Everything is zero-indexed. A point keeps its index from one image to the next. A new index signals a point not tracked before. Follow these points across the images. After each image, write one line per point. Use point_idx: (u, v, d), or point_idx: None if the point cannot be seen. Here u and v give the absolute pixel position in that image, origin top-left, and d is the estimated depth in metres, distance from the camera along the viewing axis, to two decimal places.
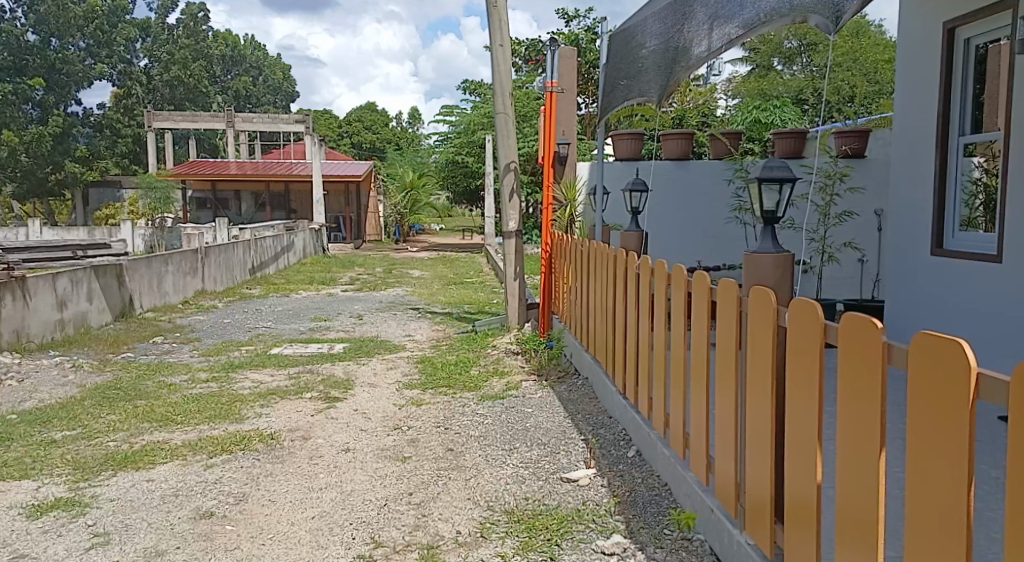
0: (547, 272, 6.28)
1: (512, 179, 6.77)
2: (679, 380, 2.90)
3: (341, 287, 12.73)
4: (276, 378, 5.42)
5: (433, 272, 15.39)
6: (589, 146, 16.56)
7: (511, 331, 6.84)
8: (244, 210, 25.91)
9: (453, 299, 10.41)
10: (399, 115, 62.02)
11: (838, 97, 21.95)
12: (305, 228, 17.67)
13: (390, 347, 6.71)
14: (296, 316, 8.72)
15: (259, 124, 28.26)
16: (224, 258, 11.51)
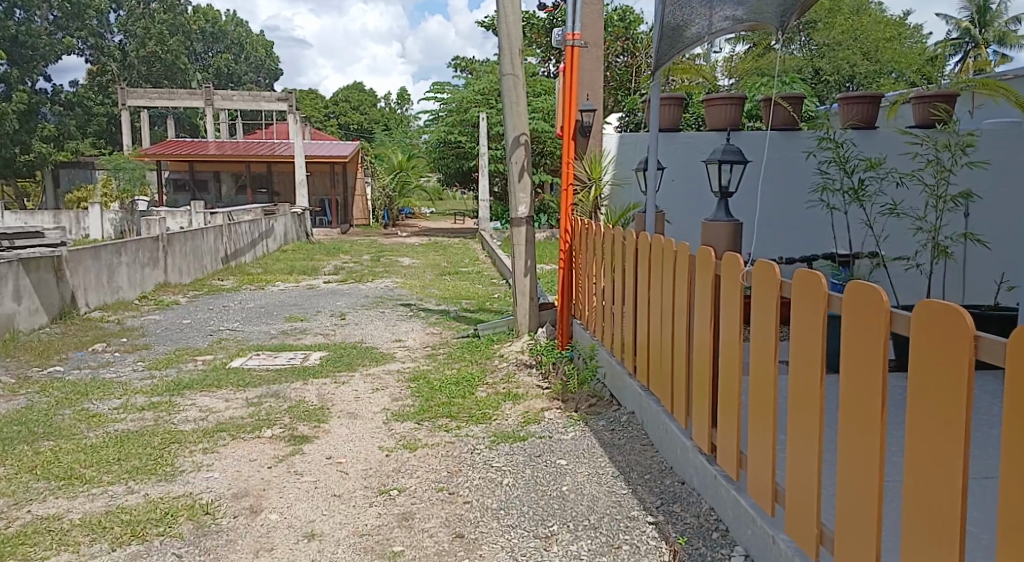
0: (566, 269, 5.13)
1: (522, 155, 5.64)
2: (871, 453, 1.82)
3: (324, 276, 11.62)
4: (232, 405, 4.31)
5: (424, 260, 14.29)
6: None
7: (520, 338, 5.75)
8: (224, 193, 24.64)
9: (448, 292, 9.30)
10: (387, 95, 60.46)
11: (840, 77, 20.91)
12: (287, 212, 16.46)
13: (377, 358, 5.60)
14: (268, 314, 7.59)
15: (239, 102, 26.90)
16: (192, 246, 10.34)
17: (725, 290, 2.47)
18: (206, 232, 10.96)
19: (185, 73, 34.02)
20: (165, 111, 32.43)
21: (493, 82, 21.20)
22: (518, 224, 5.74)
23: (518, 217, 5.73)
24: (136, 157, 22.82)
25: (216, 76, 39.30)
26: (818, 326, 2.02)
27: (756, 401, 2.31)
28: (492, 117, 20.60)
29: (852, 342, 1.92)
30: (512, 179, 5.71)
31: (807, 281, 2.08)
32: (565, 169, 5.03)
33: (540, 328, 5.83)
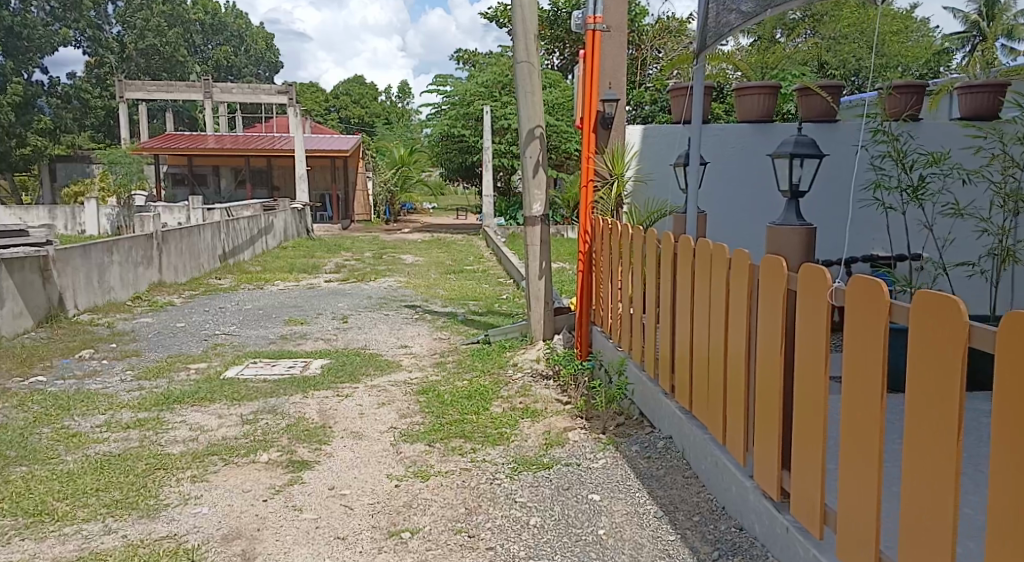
0: (585, 272, 4.77)
1: (537, 149, 5.26)
2: None
3: (325, 275, 11.26)
4: (226, 422, 3.95)
5: (428, 257, 13.92)
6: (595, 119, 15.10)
7: (534, 345, 5.40)
8: (223, 188, 24.25)
9: (454, 292, 8.94)
10: (388, 89, 60.01)
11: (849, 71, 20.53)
12: (287, 207, 16.09)
13: (381, 368, 5.24)
14: (267, 316, 7.23)
15: (238, 95, 26.48)
16: (188, 244, 9.97)
17: (806, 312, 2.11)
18: (203, 228, 10.59)
19: (184, 66, 33.59)
20: (164, 104, 32.02)
21: (497, 75, 20.80)
22: (531, 224, 5.38)
23: (532, 216, 5.37)
24: (134, 151, 22.42)
25: (215, 69, 38.87)
26: (954, 369, 1.66)
27: (848, 442, 1.97)
28: (496, 110, 20.21)
29: (1011, 391, 1.56)
30: (526, 174, 5.34)
31: (931, 302, 1.74)
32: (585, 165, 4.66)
33: (556, 336, 5.49)
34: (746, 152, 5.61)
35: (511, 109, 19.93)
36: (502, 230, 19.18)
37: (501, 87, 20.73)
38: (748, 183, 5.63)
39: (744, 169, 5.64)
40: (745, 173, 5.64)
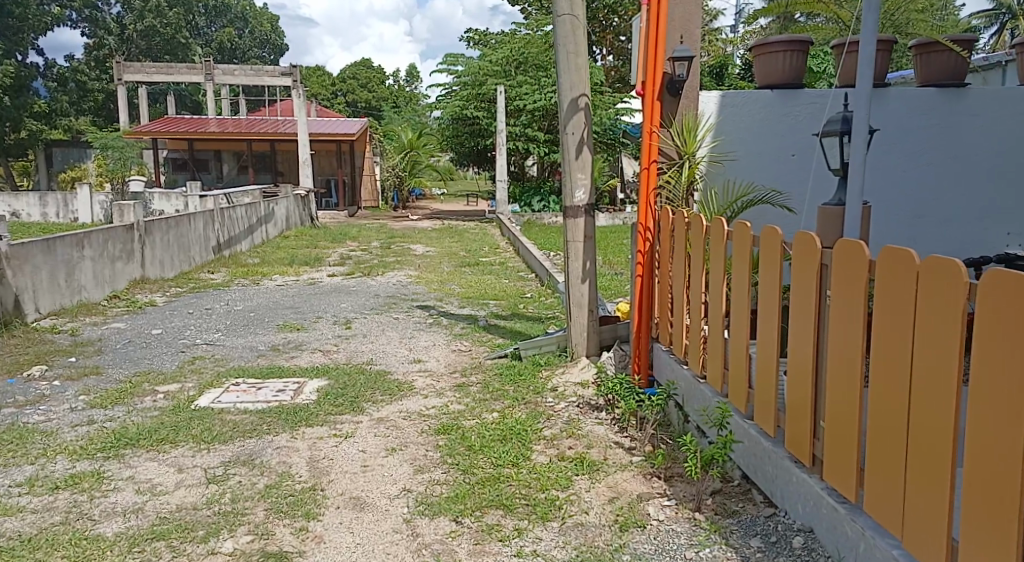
0: (645, 276, 3.81)
1: (582, 123, 4.28)
2: None
3: (328, 267, 10.32)
4: (186, 481, 2.99)
5: (439, 247, 12.97)
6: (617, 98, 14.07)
7: (577, 363, 4.45)
8: (226, 173, 23.35)
9: (471, 289, 7.96)
10: (396, 73, 58.89)
11: None
12: (290, 194, 15.15)
13: (390, 392, 4.29)
14: (258, 320, 6.28)
15: (240, 77, 25.43)
16: (177, 235, 9.02)
17: None
18: (194, 218, 9.64)
19: (186, 47, 32.61)
20: (166, 87, 31.05)
21: (510, 53, 19.83)
22: (573, 216, 4.42)
23: (575, 207, 4.40)
24: (130, 135, 21.47)
25: (218, 51, 37.90)
26: None
27: None
28: (509, 91, 19.22)
29: None
30: (567, 156, 4.36)
31: None
32: (647, 142, 3.65)
33: (603, 352, 4.52)
34: (892, 139, 4.68)
35: (525, 89, 18.93)
36: (515, 217, 18.19)
37: (514, 64, 19.81)
38: (896, 177, 4.70)
39: (891, 159, 4.70)
40: (893, 165, 4.70)
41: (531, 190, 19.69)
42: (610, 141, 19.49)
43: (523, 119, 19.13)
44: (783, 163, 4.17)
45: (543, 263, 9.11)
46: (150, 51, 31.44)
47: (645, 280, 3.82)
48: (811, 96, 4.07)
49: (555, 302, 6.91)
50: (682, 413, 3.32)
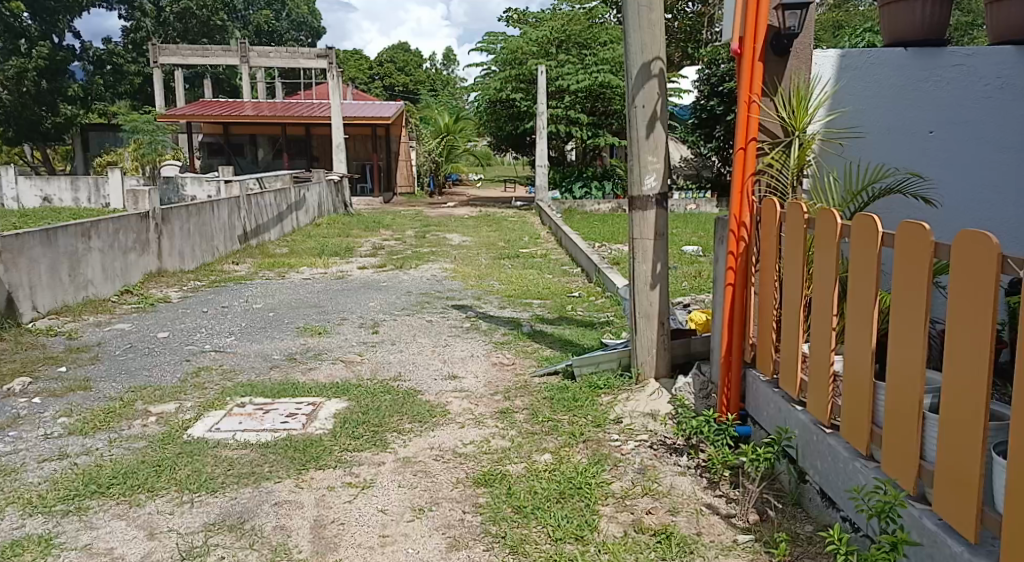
0: (736, 287, 3.09)
1: (656, 94, 3.52)
2: None
3: (359, 258, 9.70)
4: (154, 554, 2.33)
5: (477, 236, 12.35)
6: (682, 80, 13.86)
7: (645, 386, 3.71)
8: (261, 158, 22.96)
9: (512, 286, 7.26)
10: (433, 56, 58.23)
11: None
12: (322, 178, 14.55)
13: (420, 419, 3.60)
14: (277, 321, 5.64)
15: (276, 59, 24.93)
16: (199, 223, 8.43)
17: None
18: (217, 205, 9.05)
19: (222, 30, 32.35)
20: (202, 70, 30.78)
21: (552, 31, 19.01)
22: (641, 208, 3.67)
23: (644, 197, 3.65)
24: (164, 118, 21.12)
25: (255, 34, 37.60)
26: None
27: None
28: (551, 71, 18.40)
29: None
30: (634, 134, 3.61)
31: None
32: (743, 116, 2.93)
33: (675, 374, 3.77)
34: None
35: (568, 70, 18.12)
36: (555, 204, 17.44)
37: (556, 43, 19.03)
38: None
39: None
40: None
41: (573, 175, 18.88)
42: None
43: (565, 100, 18.32)
44: (920, 145, 3.21)
45: (591, 256, 8.36)
46: (187, 34, 31.19)
47: (737, 291, 3.10)
48: (956, 55, 3.13)
49: (608, 303, 6.14)
50: (797, 472, 2.59)
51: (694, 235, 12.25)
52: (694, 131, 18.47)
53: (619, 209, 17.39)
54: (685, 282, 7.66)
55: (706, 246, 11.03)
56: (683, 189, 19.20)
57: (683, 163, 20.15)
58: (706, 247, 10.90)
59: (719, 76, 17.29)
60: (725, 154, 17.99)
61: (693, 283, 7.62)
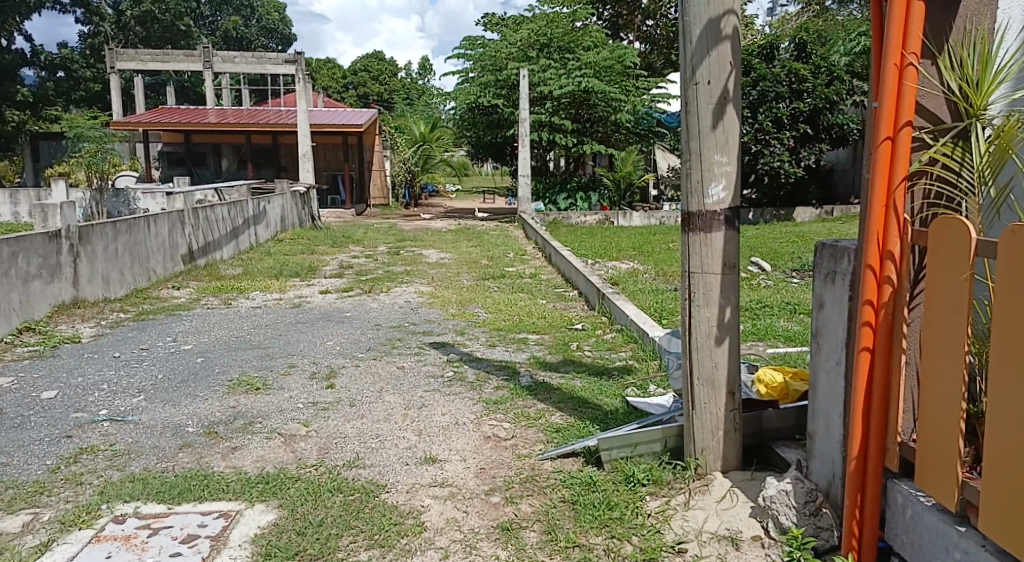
0: (876, 353, 2.01)
1: (727, 62, 2.45)
2: None
3: (324, 280, 8.55)
4: None
5: (456, 252, 11.28)
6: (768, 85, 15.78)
7: (708, 485, 2.58)
8: (225, 168, 21.68)
9: (501, 316, 6.15)
10: (407, 66, 57.15)
11: None
12: (286, 189, 13.33)
13: (380, 544, 2.44)
14: (206, 371, 4.44)
15: (242, 64, 23.65)
16: (130, 242, 7.20)
17: None
18: (155, 220, 7.83)
19: (187, 35, 31.03)
20: (166, 77, 29.41)
21: (532, 34, 18.00)
22: (702, 229, 2.54)
23: (709, 212, 2.53)
24: (119, 125, 19.74)
25: (223, 40, 36.22)
26: None
27: None
28: (532, 76, 17.37)
29: None
30: (693, 122, 2.52)
31: None
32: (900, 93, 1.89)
33: (749, 470, 2.66)
34: None
35: (550, 74, 17.14)
36: (539, 216, 16.40)
37: (536, 47, 17.99)
38: None
39: None
40: None
41: (558, 186, 17.81)
42: (644, 131, 18.37)
43: (548, 106, 17.26)
44: None
45: (590, 277, 7.26)
46: (149, 39, 29.96)
47: (878, 359, 2.01)
48: None
49: (621, 341, 5.05)
50: None
51: None
52: None
53: (607, 220, 16.33)
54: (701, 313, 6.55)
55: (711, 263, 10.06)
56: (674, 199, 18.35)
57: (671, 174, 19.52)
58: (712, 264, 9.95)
59: None
60: None
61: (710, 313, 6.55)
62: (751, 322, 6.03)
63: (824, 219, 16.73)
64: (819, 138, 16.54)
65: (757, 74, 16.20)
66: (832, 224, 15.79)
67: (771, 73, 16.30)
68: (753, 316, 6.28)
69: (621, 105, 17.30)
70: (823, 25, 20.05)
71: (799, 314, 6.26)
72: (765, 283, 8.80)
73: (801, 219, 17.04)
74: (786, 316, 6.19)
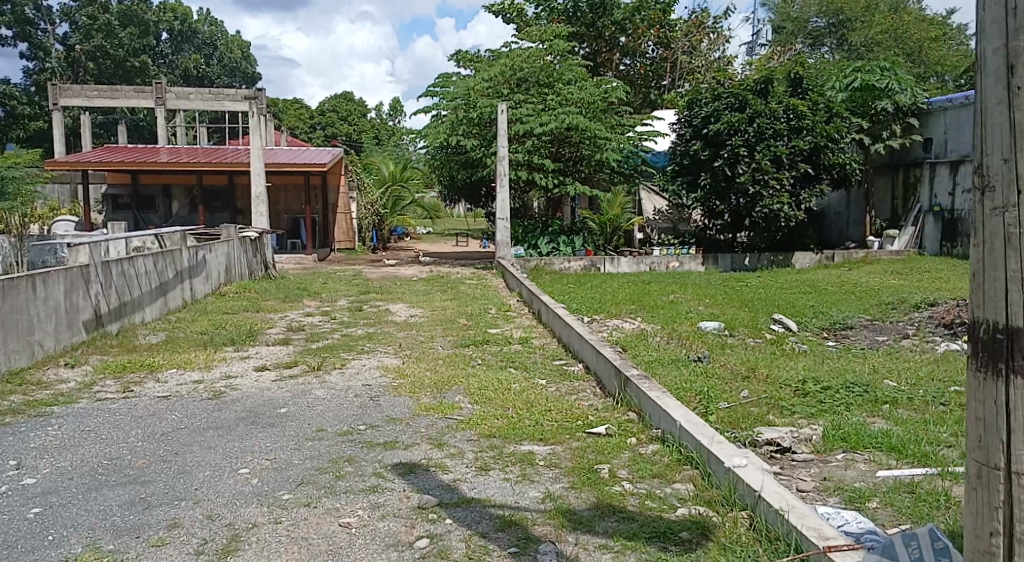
0: None
1: None
2: None
3: (266, 348, 6.93)
4: None
5: (430, 307, 9.75)
6: (780, 126, 15.00)
7: None
8: (175, 211, 19.95)
9: (493, 413, 4.58)
10: (377, 107, 55.82)
11: (914, 82, 16.98)
12: (234, 235, 11.67)
13: None
14: (30, 539, 2.78)
15: (198, 101, 22.08)
16: (2, 310, 5.50)
17: None
18: (46, 280, 6.16)
19: (142, 71, 29.44)
20: (117, 115, 27.64)
21: (508, 67, 16.70)
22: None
23: None
24: (54, 164, 17.97)
25: (182, 79, 34.55)
26: None
27: None
28: (509, 112, 16.02)
29: None
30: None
31: None
32: None
33: None
34: None
35: (529, 111, 15.77)
36: (519, 262, 14.92)
37: (513, 81, 16.71)
38: None
39: None
40: None
41: (538, 229, 16.39)
42: (630, 171, 17.06)
43: (527, 144, 15.89)
44: None
45: (599, 349, 5.72)
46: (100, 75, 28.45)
47: None
48: None
49: (671, 464, 3.50)
50: None
51: (701, 306, 9.92)
52: (675, 178, 16.71)
53: (593, 266, 14.94)
54: (749, 403, 5.06)
55: (725, 321, 8.68)
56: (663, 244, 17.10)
57: (658, 216, 18.44)
58: (727, 322, 8.57)
59: (703, 118, 15.86)
60: (711, 205, 16.17)
61: (761, 403, 5.06)
62: (823, 421, 4.56)
63: (825, 264, 15.54)
64: (820, 178, 15.64)
65: (754, 110, 15.00)
66: (836, 270, 14.59)
67: (768, 109, 15.14)
68: (821, 410, 4.78)
69: (606, 144, 16.00)
70: (810, 64, 19.25)
71: (881, 407, 4.80)
72: (798, 350, 7.39)
73: (800, 265, 15.87)
74: (865, 412, 4.73)
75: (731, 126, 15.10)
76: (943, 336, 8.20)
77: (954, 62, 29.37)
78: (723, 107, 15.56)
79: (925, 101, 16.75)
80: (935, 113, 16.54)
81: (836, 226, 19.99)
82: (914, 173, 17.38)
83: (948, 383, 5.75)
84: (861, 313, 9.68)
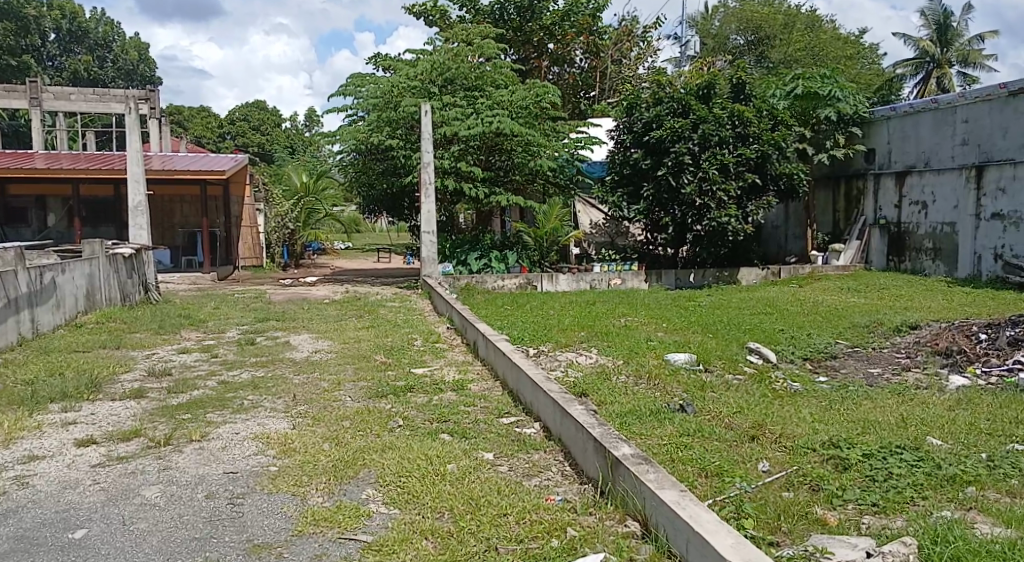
0: None
1: None
2: None
3: (109, 406, 5.10)
4: None
5: (341, 338, 8.06)
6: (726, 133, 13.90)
7: None
8: (50, 225, 17.49)
9: (419, 526, 2.99)
10: (293, 116, 53.08)
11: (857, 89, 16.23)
12: (100, 251, 9.66)
13: None
14: None
15: (80, 102, 19.61)
16: None
17: None
18: None
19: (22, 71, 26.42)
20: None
21: (431, 66, 15.15)
22: None
23: None
24: None
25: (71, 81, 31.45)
26: None
27: None
28: (434, 113, 14.44)
29: None
30: None
31: None
32: None
33: None
34: None
35: (456, 113, 14.25)
36: (446, 281, 13.36)
37: (439, 81, 15.15)
38: None
39: None
40: None
41: (467, 244, 14.85)
42: (565, 182, 15.73)
43: (453, 150, 14.37)
44: None
45: (564, 408, 4.17)
46: None
47: None
48: None
49: None
50: None
51: (659, 332, 8.55)
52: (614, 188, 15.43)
53: (528, 284, 13.52)
54: (779, 484, 3.62)
55: (695, 352, 7.30)
56: (602, 259, 15.85)
57: (595, 230, 17.20)
58: (698, 353, 7.20)
59: (644, 123, 14.68)
60: (654, 217, 14.97)
61: (794, 484, 3.64)
62: (902, 521, 3.16)
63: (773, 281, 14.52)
64: (767, 190, 14.61)
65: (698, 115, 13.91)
66: (787, 287, 13.56)
67: (713, 114, 14.07)
68: (886, 498, 3.39)
69: (539, 151, 14.62)
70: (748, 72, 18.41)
71: (963, 491, 3.46)
72: (792, 391, 6.04)
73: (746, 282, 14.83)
74: (946, 500, 3.37)
75: (675, 132, 13.96)
76: (941, 367, 7.06)
77: (868, 79, 29.61)
78: (665, 112, 14.43)
79: (867, 109, 16.01)
80: (878, 122, 15.81)
81: (776, 241, 19.24)
82: (857, 185, 16.65)
83: (1001, 439, 4.49)
84: (837, 338, 8.50)
